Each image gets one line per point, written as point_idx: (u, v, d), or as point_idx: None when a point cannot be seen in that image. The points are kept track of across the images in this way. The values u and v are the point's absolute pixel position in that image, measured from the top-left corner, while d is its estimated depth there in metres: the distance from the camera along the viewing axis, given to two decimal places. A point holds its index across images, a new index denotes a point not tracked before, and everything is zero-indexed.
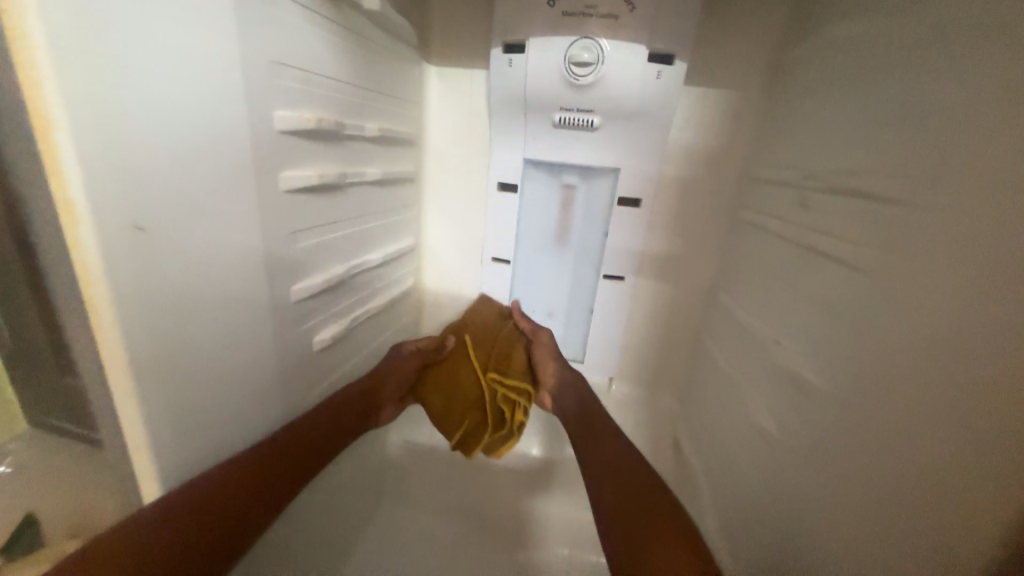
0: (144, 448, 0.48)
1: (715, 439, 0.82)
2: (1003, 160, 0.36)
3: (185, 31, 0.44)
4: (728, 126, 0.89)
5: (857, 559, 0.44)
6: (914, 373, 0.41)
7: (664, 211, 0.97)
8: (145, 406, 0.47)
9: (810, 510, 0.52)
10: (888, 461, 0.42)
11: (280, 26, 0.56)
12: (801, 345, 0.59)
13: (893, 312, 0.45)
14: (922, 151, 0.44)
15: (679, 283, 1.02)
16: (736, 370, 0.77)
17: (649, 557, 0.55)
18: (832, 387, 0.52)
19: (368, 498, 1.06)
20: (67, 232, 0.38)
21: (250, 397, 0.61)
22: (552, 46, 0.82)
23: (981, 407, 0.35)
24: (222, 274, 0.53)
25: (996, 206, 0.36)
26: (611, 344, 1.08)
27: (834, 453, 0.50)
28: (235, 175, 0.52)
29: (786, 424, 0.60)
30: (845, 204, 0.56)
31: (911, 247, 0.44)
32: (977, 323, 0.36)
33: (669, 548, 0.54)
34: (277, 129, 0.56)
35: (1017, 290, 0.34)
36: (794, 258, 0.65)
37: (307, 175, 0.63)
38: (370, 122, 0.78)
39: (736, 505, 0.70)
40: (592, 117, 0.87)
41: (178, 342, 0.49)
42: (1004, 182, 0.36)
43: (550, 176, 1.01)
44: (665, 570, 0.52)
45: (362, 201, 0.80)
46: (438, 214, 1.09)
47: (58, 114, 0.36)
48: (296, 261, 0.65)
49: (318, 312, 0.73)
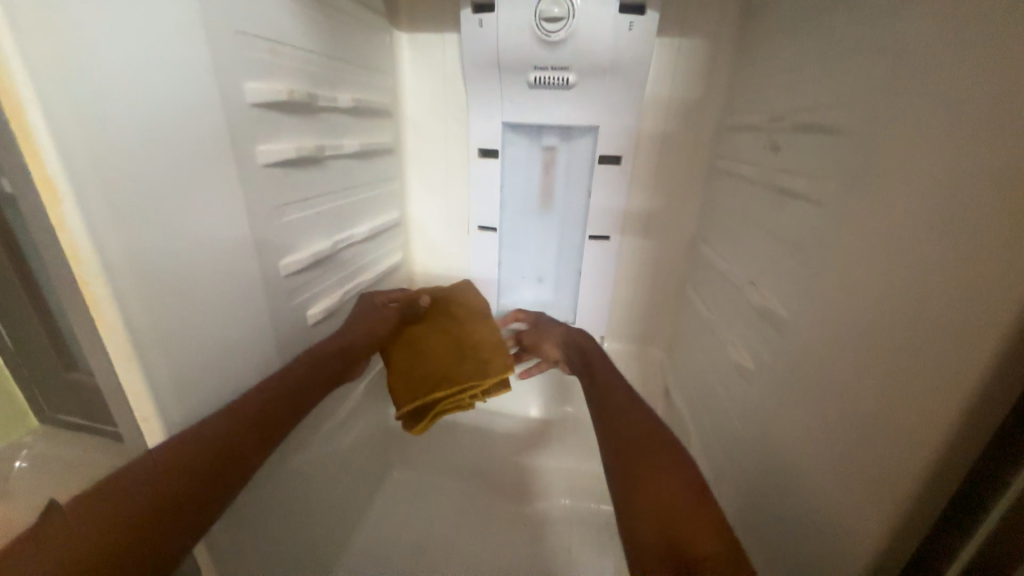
0: (153, 418, 0.51)
1: (701, 382, 0.86)
2: (950, 82, 0.37)
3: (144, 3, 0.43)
4: (703, 76, 0.89)
5: (821, 469, 0.49)
6: (870, 294, 0.44)
7: (645, 167, 0.98)
8: (150, 378, 0.49)
9: (783, 432, 0.56)
10: (849, 378, 0.46)
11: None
12: (773, 282, 0.62)
13: (854, 241, 0.47)
14: (880, 81, 0.46)
15: (663, 238, 1.04)
16: (717, 315, 0.80)
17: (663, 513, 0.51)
18: (800, 318, 0.55)
19: (377, 464, 1.11)
20: (51, 210, 0.39)
21: (251, 369, 0.64)
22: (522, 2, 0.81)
23: (922, 318, 0.38)
24: (210, 249, 0.54)
25: (943, 127, 0.38)
26: (600, 303, 1.11)
27: (803, 377, 0.53)
28: (212, 150, 0.52)
29: (761, 358, 0.64)
30: (812, 142, 0.57)
31: (870, 176, 0.46)
32: (923, 241, 0.39)
33: (686, 504, 0.51)
34: (249, 102, 0.57)
35: (957, 205, 0.36)
36: (767, 201, 0.67)
37: (285, 148, 0.63)
38: (343, 93, 0.78)
39: (721, 440, 0.74)
40: (567, 75, 0.87)
41: (175, 317, 0.51)
42: (950, 103, 0.37)
43: (530, 140, 1.01)
44: (686, 528, 0.48)
45: (344, 175, 0.81)
46: (421, 186, 1.09)
47: (27, 94, 0.36)
48: (283, 235, 0.66)
49: (309, 286, 0.75)
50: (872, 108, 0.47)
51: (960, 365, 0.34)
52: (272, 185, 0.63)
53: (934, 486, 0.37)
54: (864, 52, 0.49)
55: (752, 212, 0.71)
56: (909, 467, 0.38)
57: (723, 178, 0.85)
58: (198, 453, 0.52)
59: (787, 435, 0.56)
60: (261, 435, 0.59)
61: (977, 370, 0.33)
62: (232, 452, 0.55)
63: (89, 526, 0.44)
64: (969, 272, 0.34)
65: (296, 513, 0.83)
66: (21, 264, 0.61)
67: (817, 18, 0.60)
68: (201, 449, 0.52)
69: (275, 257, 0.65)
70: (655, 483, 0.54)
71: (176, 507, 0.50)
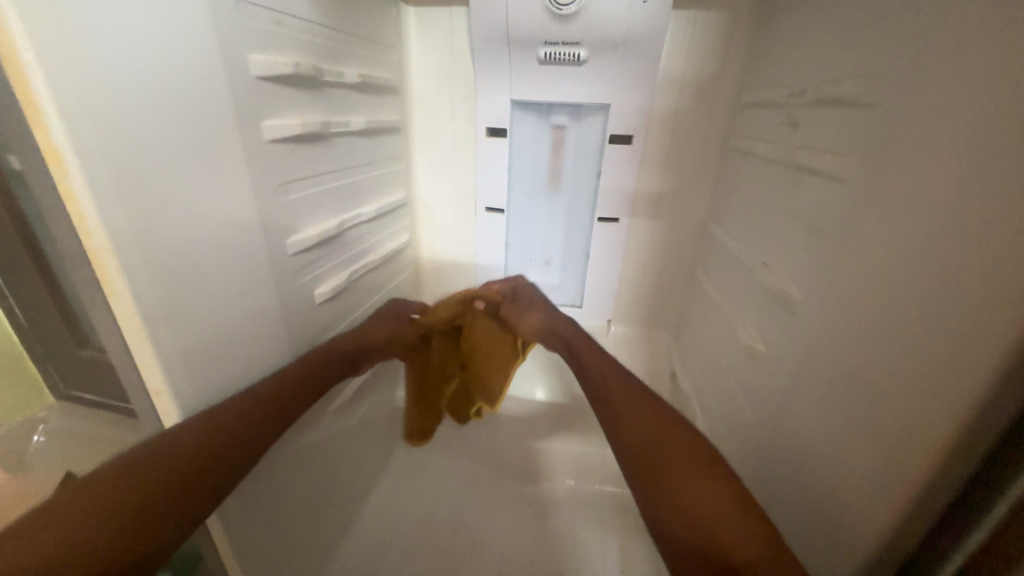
0: (164, 392, 0.51)
1: (709, 366, 0.86)
2: (981, 51, 0.36)
3: None
4: (718, 52, 0.86)
5: (831, 453, 0.48)
6: (890, 275, 0.43)
7: (656, 146, 0.96)
8: (161, 352, 0.50)
9: (794, 415, 0.56)
10: (863, 360, 0.45)
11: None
12: (787, 264, 0.61)
13: (874, 219, 0.46)
14: (909, 50, 0.44)
15: (673, 221, 1.02)
16: (727, 297, 0.79)
17: (710, 523, 0.46)
18: (815, 299, 0.54)
19: (385, 444, 1.13)
20: (58, 180, 0.39)
21: (261, 346, 0.65)
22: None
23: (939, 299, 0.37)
24: (216, 224, 0.54)
25: (972, 99, 0.36)
26: (608, 286, 1.10)
27: (816, 360, 0.52)
28: (216, 122, 0.51)
29: (772, 341, 0.63)
30: (833, 118, 0.55)
31: (893, 152, 0.44)
32: (946, 219, 0.38)
33: (725, 508, 0.46)
34: (254, 75, 0.55)
35: (985, 180, 0.34)
36: (783, 180, 0.65)
37: (291, 123, 0.62)
38: (349, 68, 0.76)
39: (729, 422, 0.74)
40: (578, 50, 0.84)
41: (183, 291, 0.51)
42: (979, 73, 0.36)
43: (539, 118, 0.99)
44: (738, 539, 0.44)
45: (351, 153, 0.80)
46: (428, 166, 1.08)
47: (29, 59, 0.35)
48: (289, 213, 0.66)
49: (316, 265, 0.74)
50: (899, 78, 0.44)
51: (981, 344, 0.33)
52: (278, 161, 0.62)
53: (946, 467, 0.36)
54: (891, 20, 0.47)
55: (767, 192, 0.69)
56: (922, 449, 0.37)
57: (737, 158, 0.83)
58: (205, 432, 0.52)
59: (796, 417, 0.56)
60: (268, 416, 0.60)
61: (997, 350, 0.32)
62: (240, 430, 0.55)
63: (98, 504, 0.44)
64: (995, 249, 0.33)
65: (307, 488, 0.85)
66: (32, 241, 0.61)
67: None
68: (208, 427, 0.53)
69: (282, 235, 0.65)
70: (688, 482, 0.50)
71: (186, 483, 0.50)
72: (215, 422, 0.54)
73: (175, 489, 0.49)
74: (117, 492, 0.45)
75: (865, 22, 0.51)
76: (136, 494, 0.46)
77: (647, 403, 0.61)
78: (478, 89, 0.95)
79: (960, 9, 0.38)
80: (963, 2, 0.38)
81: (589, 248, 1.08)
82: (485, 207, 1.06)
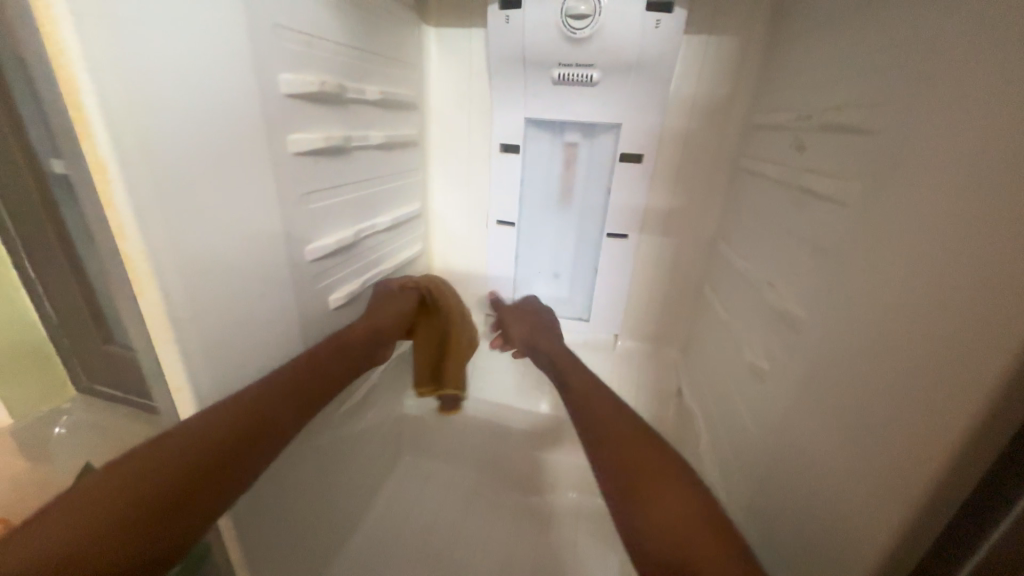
0: (186, 389, 0.54)
1: (714, 383, 0.86)
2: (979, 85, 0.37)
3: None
4: (730, 75, 0.88)
5: (831, 475, 0.49)
6: (891, 300, 0.43)
7: (667, 165, 0.98)
8: (185, 351, 0.53)
9: (796, 436, 0.56)
10: (864, 383, 0.45)
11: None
12: (791, 284, 0.62)
13: (876, 243, 0.47)
14: (913, 79, 0.45)
15: (682, 239, 1.03)
16: (733, 315, 0.79)
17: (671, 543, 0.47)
18: (818, 321, 0.54)
19: (390, 450, 1.14)
20: (102, 189, 0.42)
21: (277, 349, 0.67)
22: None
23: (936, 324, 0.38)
24: (242, 231, 0.57)
25: (970, 132, 0.37)
26: (616, 301, 1.11)
27: (818, 381, 0.53)
28: (247, 137, 0.55)
29: (776, 361, 0.63)
30: (838, 141, 0.56)
31: (897, 179, 0.45)
32: (943, 247, 0.38)
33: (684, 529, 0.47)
34: (283, 93, 0.59)
35: (981, 211, 0.35)
36: (789, 202, 0.66)
37: (315, 137, 0.66)
38: (371, 85, 0.80)
39: (733, 440, 0.74)
40: (592, 72, 0.87)
41: (209, 295, 0.54)
42: (976, 106, 0.37)
43: (552, 136, 1.01)
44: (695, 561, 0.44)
45: (369, 165, 0.83)
46: (443, 179, 1.12)
47: (85, 81, 0.39)
48: (309, 221, 0.69)
49: (332, 272, 0.77)
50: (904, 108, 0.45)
51: (975, 372, 0.34)
52: (302, 173, 0.65)
53: (943, 494, 0.36)
54: (894, 50, 0.48)
55: (774, 213, 0.70)
56: (919, 472, 0.38)
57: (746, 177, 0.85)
58: (229, 428, 0.55)
59: (798, 437, 0.56)
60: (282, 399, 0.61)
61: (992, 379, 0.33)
62: (264, 429, 0.58)
63: (129, 499, 0.46)
64: (991, 277, 0.34)
65: (313, 490, 0.87)
66: (70, 242, 0.65)
67: (849, 13, 0.59)
68: (232, 425, 0.55)
69: (303, 243, 0.68)
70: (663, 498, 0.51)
71: (211, 479, 0.52)
72: (238, 422, 0.56)
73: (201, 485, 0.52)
74: (148, 489, 0.48)
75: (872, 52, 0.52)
76: (166, 491, 0.49)
77: (624, 413, 0.63)
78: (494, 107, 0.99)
79: (959, 44, 0.39)
80: (962, 38, 0.39)
81: (598, 263, 1.09)
82: (497, 220, 1.09)
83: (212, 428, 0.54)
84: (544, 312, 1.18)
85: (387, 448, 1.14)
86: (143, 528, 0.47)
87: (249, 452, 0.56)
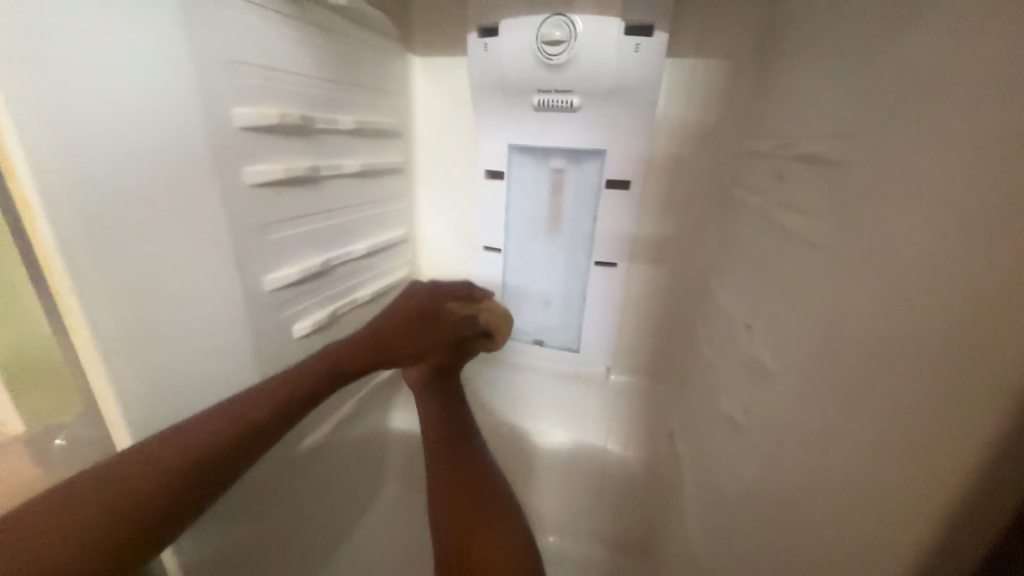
0: (121, 425, 0.53)
1: (700, 429, 0.78)
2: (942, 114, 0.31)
3: (128, 38, 0.47)
4: (719, 98, 0.83)
5: (797, 561, 0.41)
6: (857, 360, 0.37)
7: (656, 192, 0.93)
8: (120, 385, 0.52)
9: (766, 505, 0.49)
10: (830, 456, 0.39)
11: (239, 27, 0.58)
12: (767, 328, 0.55)
13: (846, 292, 0.40)
14: (882, 107, 0.39)
15: (674, 269, 0.97)
16: (718, 357, 0.72)
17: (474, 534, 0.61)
18: (790, 374, 0.48)
19: (371, 480, 1.11)
20: (26, 226, 0.43)
21: (230, 380, 0.66)
22: (525, 24, 0.80)
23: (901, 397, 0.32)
24: (188, 264, 0.57)
25: (933, 168, 0.31)
26: (605, 332, 1.05)
27: (788, 444, 0.46)
28: (193, 170, 0.55)
29: (752, 414, 0.56)
30: (814, 175, 0.50)
31: (865, 220, 0.39)
32: (908, 304, 0.32)
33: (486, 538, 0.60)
34: (237, 126, 0.59)
35: (948, 264, 0.29)
36: (770, 237, 0.60)
37: (274, 169, 0.66)
38: (345, 115, 0.80)
39: (713, 498, 0.66)
40: (571, 97, 0.84)
41: (148, 328, 0.53)
42: (940, 139, 0.31)
43: (537, 161, 0.99)
44: None
45: (343, 193, 0.83)
46: (430, 205, 1.11)
47: (6, 122, 0.40)
48: (270, 251, 0.69)
49: (298, 301, 0.77)
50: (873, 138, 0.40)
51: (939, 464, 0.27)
52: (260, 204, 0.65)
53: None
54: (865, 74, 0.43)
55: (757, 248, 0.64)
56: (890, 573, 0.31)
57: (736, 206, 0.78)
58: (236, 419, 0.57)
59: (771, 511, 0.48)
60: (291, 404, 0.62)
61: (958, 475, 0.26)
62: (274, 413, 0.60)
63: (89, 510, 0.46)
64: (958, 342, 0.28)
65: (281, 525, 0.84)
66: None
67: (828, 34, 0.54)
68: (235, 418, 0.57)
69: (261, 273, 0.68)
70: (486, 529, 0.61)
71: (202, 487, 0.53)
72: (233, 415, 0.57)
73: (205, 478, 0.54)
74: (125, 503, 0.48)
75: (845, 75, 0.47)
76: (171, 488, 0.51)
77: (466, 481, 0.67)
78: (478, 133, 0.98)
79: (924, 68, 0.34)
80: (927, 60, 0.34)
81: (586, 292, 1.04)
82: (483, 246, 1.06)
83: (205, 425, 0.55)
84: (532, 342, 1.13)
85: (368, 479, 1.10)
86: (141, 527, 0.49)
87: (257, 434, 0.58)
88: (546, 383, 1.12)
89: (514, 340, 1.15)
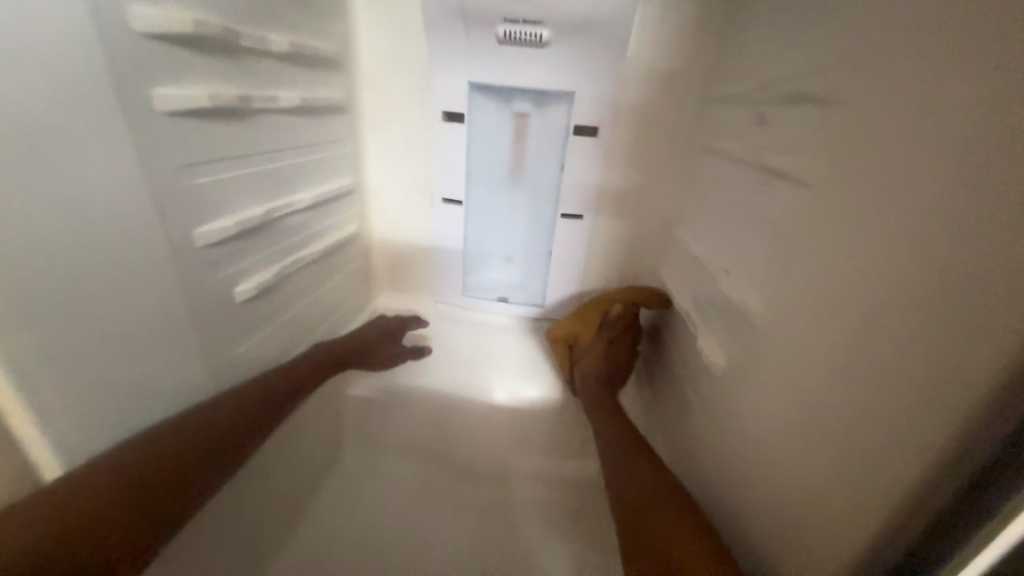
0: (20, 414, 0.43)
1: (671, 373, 0.82)
2: (982, 37, 0.30)
3: None
4: (691, 40, 0.81)
5: (790, 486, 0.44)
6: (861, 296, 0.38)
7: (624, 139, 0.90)
8: (11, 366, 0.41)
9: (751, 437, 0.52)
10: (829, 388, 0.40)
11: None
12: (748, 271, 0.57)
13: (843, 228, 0.41)
14: (892, 38, 0.38)
15: (639, 220, 0.97)
16: (691, 304, 0.75)
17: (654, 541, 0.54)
18: (776, 314, 0.50)
19: None
20: None
21: (160, 354, 0.56)
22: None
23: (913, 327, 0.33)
24: (90, 213, 0.45)
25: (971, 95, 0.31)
26: (569, 285, 1.05)
27: (776, 379, 0.48)
28: (81, 89, 0.42)
29: (731, 354, 0.59)
30: (801, 115, 0.50)
31: (868, 156, 0.39)
32: (925, 236, 0.33)
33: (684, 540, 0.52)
34: (136, 30, 0.46)
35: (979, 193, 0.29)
36: (751, 182, 0.60)
37: (192, 94, 0.53)
38: (275, 34, 0.66)
39: (688, 435, 0.71)
40: (540, 31, 0.78)
41: (41, 294, 0.42)
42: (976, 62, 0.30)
43: (499, 104, 0.92)
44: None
45: (278, 133, 0.70)
46: (379, 152, 0.99)
47: None
48: (198, 200, 0.57)
49: (237, 260, 0.66)
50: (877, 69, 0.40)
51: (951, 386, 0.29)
52: (179, 139, 0.53)
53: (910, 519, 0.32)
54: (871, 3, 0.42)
55: (736, 195, 0.64)
56: (886, 478, 0.34)
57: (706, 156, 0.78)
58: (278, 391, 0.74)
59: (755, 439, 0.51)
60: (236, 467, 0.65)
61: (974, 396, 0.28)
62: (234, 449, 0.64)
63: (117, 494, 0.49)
64: (982, 268, 0.29)
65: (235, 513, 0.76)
66: None
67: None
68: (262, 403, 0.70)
69: (190, 224, 0.56)
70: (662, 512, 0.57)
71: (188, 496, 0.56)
72: (181, 436, 0.57)
73: (192, 475, 0.57)
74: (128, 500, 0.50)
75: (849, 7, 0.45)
76: (164, 481, 0.53)
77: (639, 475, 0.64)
78: (434, 68, 0.87)
79: None
80: None
81: (551, 245, 1.02)
82: (442, 198, 0.99)
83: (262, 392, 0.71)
84: (496, 299, 1.12)
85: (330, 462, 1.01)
86: (149, 517, 0.51)
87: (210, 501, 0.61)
88: (511, 339, 1.11)
89: (476, 298, 1.12)
